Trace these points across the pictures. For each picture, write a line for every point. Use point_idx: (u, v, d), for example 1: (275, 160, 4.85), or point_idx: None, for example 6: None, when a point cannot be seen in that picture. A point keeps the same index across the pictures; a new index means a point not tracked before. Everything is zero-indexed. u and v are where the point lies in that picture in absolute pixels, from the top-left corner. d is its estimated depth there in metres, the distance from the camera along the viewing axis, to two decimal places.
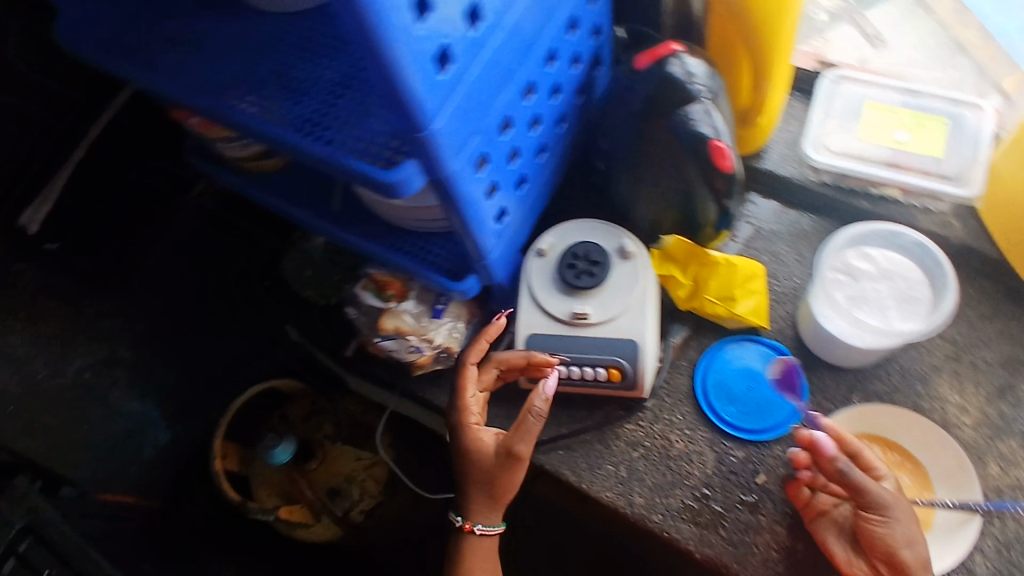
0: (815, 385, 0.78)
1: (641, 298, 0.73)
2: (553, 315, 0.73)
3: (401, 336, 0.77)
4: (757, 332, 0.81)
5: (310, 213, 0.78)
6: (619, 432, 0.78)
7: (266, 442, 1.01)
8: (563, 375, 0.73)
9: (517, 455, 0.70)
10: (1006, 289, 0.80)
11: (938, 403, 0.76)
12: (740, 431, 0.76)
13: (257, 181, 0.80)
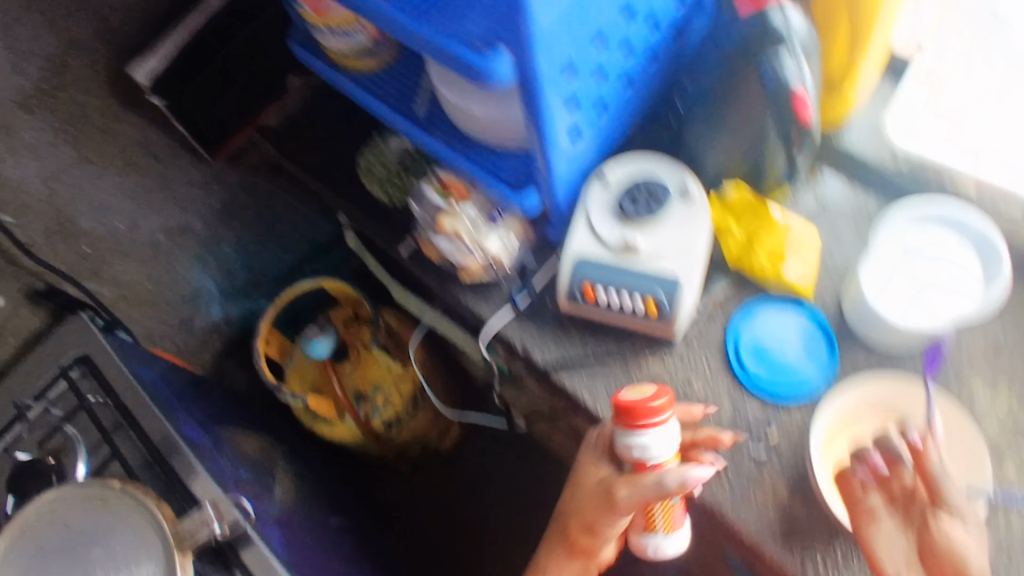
0: (847, 361, 0.79)
1: (693, 239, 0.75)
2: (602, 240, 0.76)
3: (456, 237, 0.81)
4: (800, 299, 0.82)
5: (393, 112, 0.88)
6: (643, 368, 0.82)
7: (311, 337, 1.26)
8: (603, 300, 0.76)
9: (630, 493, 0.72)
10: None
11: (969, 399, 0.75)
12: (758, 388, 0.78)
13: (354, 79, 0.89)
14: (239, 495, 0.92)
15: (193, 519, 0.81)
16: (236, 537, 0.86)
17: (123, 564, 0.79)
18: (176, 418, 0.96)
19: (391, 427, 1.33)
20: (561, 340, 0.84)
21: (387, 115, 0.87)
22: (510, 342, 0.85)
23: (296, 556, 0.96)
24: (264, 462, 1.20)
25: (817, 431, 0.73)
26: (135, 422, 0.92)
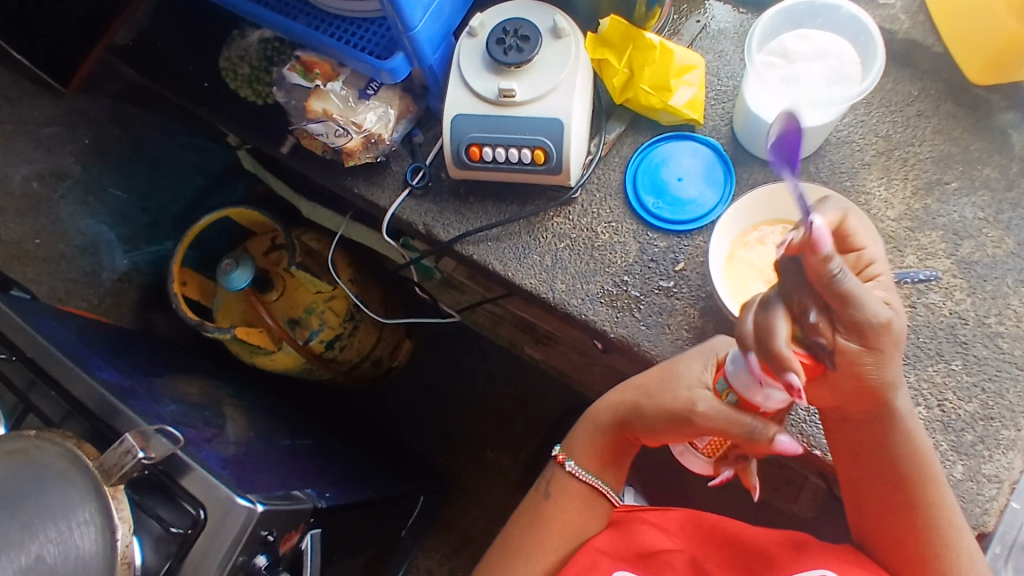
0: (743, 179, 0.79)
1: (569, 77, 0.72)
2: (479, 94, 0.73)
3: (328, 118, 0.77)
4: (691, 129, 0.81)
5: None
6: (548, 225, 0.80)
7: (225, 266, 1.14)
8: (490, 157, 0.74)
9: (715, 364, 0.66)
10: (946, 88, 0.79)
11: (864, 197, 0.76)
12: (660, 222, 0.78)
13: None
14: (161, 423, 0.83)
15: (114, 451, 0.74)
16: (171, 465, 0.79)
17: (56, 513, 0.72)
18: (84, 362, 0.86)
19: (330, 352, 1.26)
20: (463, 213, 0.81)
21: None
22: (410, 224, 0.82)
23: (248, 466, 0.91)
24: (212, 401, 1.08)
25: (713, 251, 0.73)
26: (43, 373, 0.84)
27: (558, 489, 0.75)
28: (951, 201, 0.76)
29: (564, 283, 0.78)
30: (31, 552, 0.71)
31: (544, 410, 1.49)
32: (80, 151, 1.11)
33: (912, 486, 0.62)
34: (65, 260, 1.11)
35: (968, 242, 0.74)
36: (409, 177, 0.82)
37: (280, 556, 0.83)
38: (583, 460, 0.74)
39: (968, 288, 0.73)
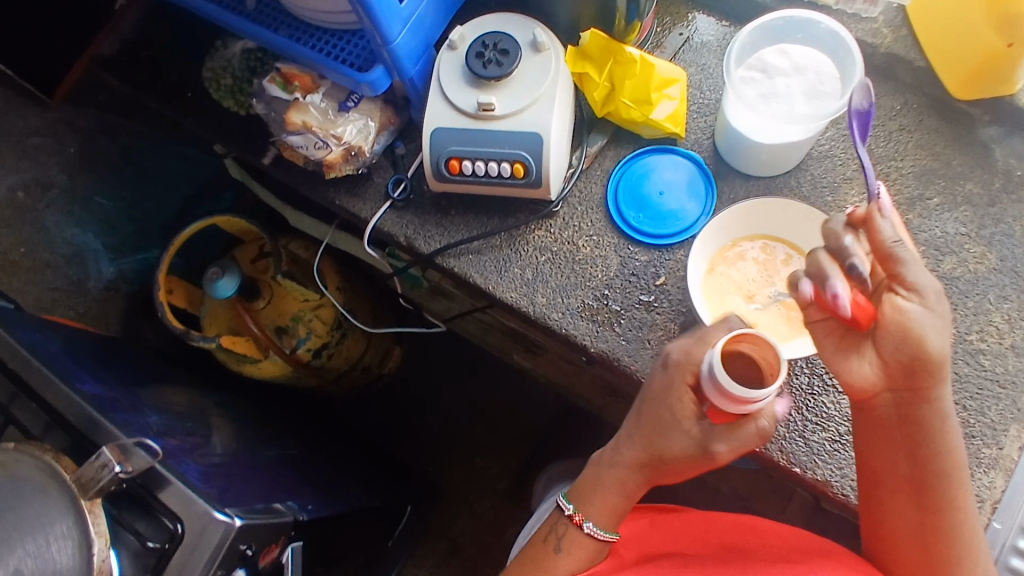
0: (725, 193, 0.78)
1: (549, 91, 0.72)
2: (458, 107, 0.73)
3: (308, 130, 0.77)
4: (673, 142, 0.81)
5: (215, 5, 0.79)
6: (530, 238, 0.80)
7: (211, 275, 1.13)
8: (469, 171, 0.74)
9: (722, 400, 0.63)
10: (929, 103, 0.79)
11: (846, 212, 0.76)
12: (641, 236, 0.78)
13: None
14: (141, 436, 0.81)
15: (91, 465, 0.72)
16: (150, 479, 0.77)
17: (33, 526, 0.70)
18: (65, 373, 0.86)
19: (318, 361, 1.25)
20: (444, 226, 0.81)
21: (209, 10, 0.79)
22: (392, 237, 0.82)
23: (232, 478, 0.89)
24: (199, 411, 1.07)
25: (691, 267, 0.72)
26: (23, 384, 0.83)
27: (571, 544, 0.69)
28: (933, 216, 0.75)
29: (544, 297, 0.77)
30: (9, 567, 0.68)
31: (533, 417, 1.49)
32: (65, 160, 1.12)
33: (946, 493, 0.59)
34: (51, 269, 1.10)
35: (949, 258, 0.74)
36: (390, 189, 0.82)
37: (260, 570, 0.82)
38: (598, 516, 0.69)
39: (950, 304, 0.73)
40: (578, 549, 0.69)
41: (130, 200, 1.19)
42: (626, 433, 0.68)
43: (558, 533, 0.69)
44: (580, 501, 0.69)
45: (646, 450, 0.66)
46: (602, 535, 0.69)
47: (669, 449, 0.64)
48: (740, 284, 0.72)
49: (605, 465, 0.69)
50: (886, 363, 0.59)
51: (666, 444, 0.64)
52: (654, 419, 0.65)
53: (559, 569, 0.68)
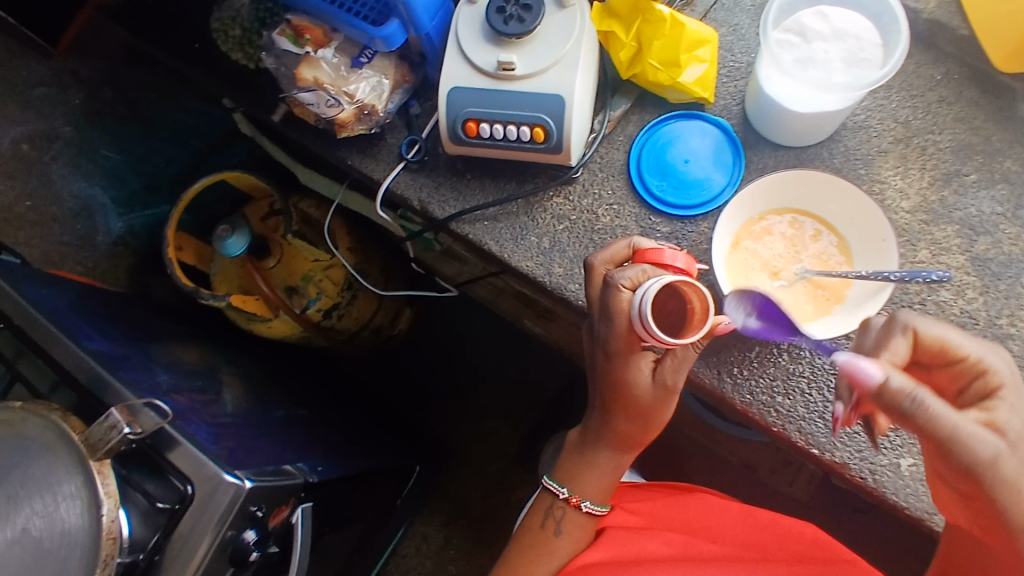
0: (753, 163, 0.75)
1: (573, 51, 0.68)
2: (477, 67, 0.69)
3: (319, 87, 0.73)
4: (700, 108, 0.77)
5: None
6: (547, 205, 0.77)
7: (220, 233, 1.11)
8: (486, 134, 0.71)
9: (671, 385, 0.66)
10: (971, 73, 0.74)
11: (879, 186, 0.72)
12: (664, 206, 0.75)
13: None
14: (150, 396, 0.81)
15: (101, 425, 0.71)
16: (160, 440, 0.77)
17: (41, 485, 0.70)
18: (73, 330, 0.84)
19: (328, 322, 1.24)
20: (459, 191, 0.78)
21: None
22: (405, 200, 0.79)
23: (241, 439, 0.89)
24: (210, 368, 1.06)
25: (717, 240, 0.68)
26: (31, 340, 0.82)
27: (570, 526, 0.73)
28: (969, 194, 0.72)
29: (562, 268, 0.75)
30: (18, 525, 0.69)
31: (541, 383, 1.48)
32: (71, 112, 1.12)
33: None
34: (57, 223, 1.11)
35: (983, 239, 0.71)
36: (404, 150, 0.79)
37: (269, 531, 0.81)
38: (595, 494, 0.73)
39: (981, 287, 0.70)
40: (578, 530, 0.73)
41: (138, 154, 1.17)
42: (599, 401, 0.71)
43: (555, 517, 0.73)
44: (572, 483, 0.74)
45: (623, 413, 0.69)
46: (599, 510, 0.74)
47: (637, 402, 0.67)
48: (766, 260, 0.70)
49: (594, 443, 0.72)
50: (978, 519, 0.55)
51: (633, 397, 0.67)
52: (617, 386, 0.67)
53: (563, 549, 0.72)
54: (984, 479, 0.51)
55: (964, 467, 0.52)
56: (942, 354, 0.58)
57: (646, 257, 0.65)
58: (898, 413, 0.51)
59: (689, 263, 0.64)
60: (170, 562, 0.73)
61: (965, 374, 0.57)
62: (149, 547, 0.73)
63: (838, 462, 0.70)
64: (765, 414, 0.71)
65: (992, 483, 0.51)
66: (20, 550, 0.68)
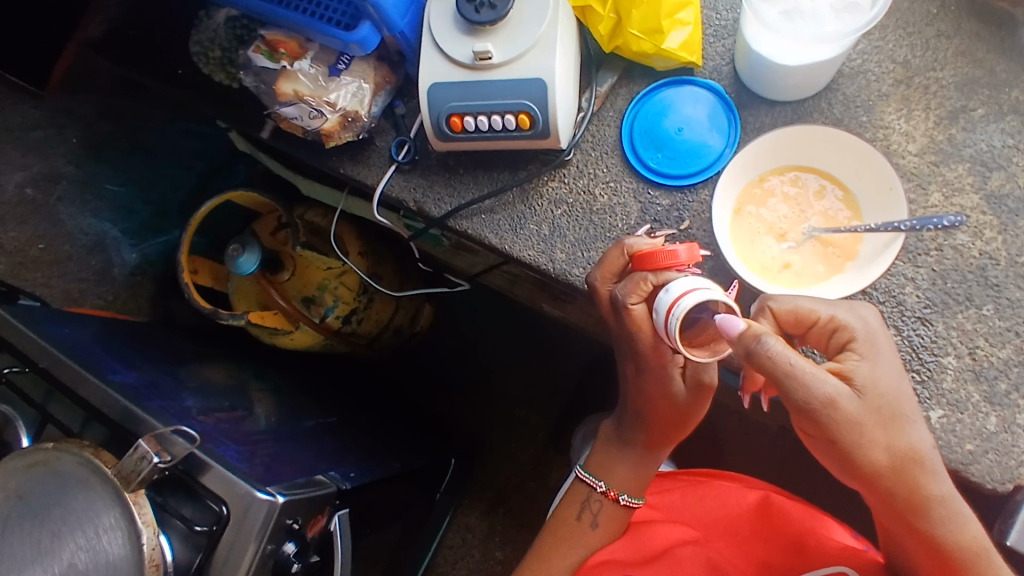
0: (750, 124, 0.73)
1: (549, 31, 0.66)
2: (453, 59, 0.68)
3: (300, 100, 0.73)
4: (689, 72, 0.75)
5: None
6: (543, 191, 0.76)
7: (231, 253, 1.12)
8: (472, 127, 0.69)
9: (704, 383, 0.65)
10: (968, 3, 0.71)
11: (883, 131, 0.70)
12: (661, 178, 0.73)
13: None
14: (177, 423, 0.82)
15: (130, 457, 0.72)
16: (191, 464, 0.77)
17: (82, 520, 0.71)
18: (96, 365, 0.86)
19: (349, 328, 1.25)
20: (453, 186, 0.77)
21: None
22: (401, 202, 0.79)
23: (273, 453, 0.90)
24: (237, 386, 1.08)
25: (719, 208, 0.66)
26: (56, 381, 0.83)
27: (607, 519, 0.73)
28: (978, 129, 0.69)
29: (564, 253, 0.74)
30: (64, 560, 0.70)
31: (566, 365, 1.47)
32: (71, 150, 1.14)
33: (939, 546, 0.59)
34: (72, 260, 1.13)
35: (997, 174, 0.68)
36: (394, 153, 0.78)
37: (308, 541, 0.82)
38: (631, 487, 0.73)
39: (999, 225, 0.67)
40: (612, 521, 0.73)
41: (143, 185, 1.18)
42: (634, 403, 0.71)
43: (592, 510, 0.73)
44: (608, 477, 0.73)
45: (660, 414, 0.69)
46: (636, 503, 0.73)
47: (676, 404, 0.67)
48: (772, 223, 0.67)
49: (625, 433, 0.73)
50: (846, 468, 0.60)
51: (669, 399, 0.67)
52: (654, 390, 0.67)
53: (596, 537, 0.72)
54: (829, 418, 0.56)
55: (811, 414, 0.56)
56: (799, 321, 0.60)
57: (645, 263, 0.61)
58: (750, 360, 0.55)
59: (691, 253, 0.59)
60: None
61: (823, 333, 0.61)
62: (192, 569, 0.75)
63: None
64: None
65: (837, 423, 0.56)
66: None
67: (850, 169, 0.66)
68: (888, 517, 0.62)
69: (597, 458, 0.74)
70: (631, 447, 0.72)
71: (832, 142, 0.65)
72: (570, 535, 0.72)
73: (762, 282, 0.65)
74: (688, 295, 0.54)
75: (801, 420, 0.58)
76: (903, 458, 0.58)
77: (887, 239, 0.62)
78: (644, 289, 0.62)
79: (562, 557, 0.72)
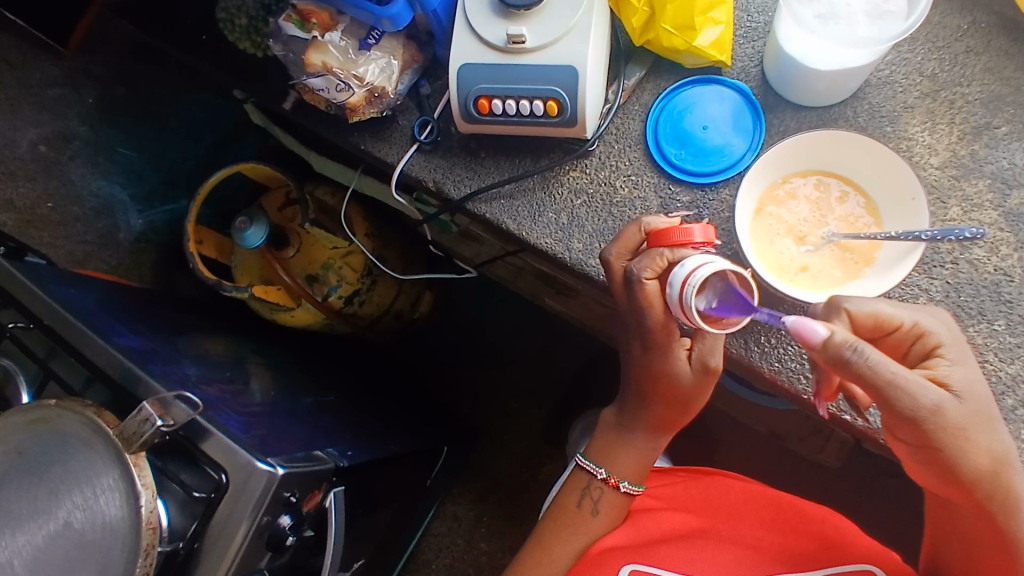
0: (774, 126, 0.73)
1: (583, 19, 0.66)
2: (486, 42, 0.68)
3: (328, 71, 0.72)
4: (717, 72, 0.75)
5: None
6: (564, 180, 0.76)
7: (238, 225, 1.11)
8: (499, 111, 0.69)
9: (711, 366, 0.65)
10: (998, 21, 0.71)
11: (906, 143, 0.70)
12: (683, 174, 0.73)
13: None
14: (180, 389, 0.81)
15: (133, 419, 0.71)
16: (193, 431, 0.77)
17: (81, 479, 0.70)
18: (101, 327, 0.85)
19: (350, 309, 1.24)
20: (474, 169, 0.77)
21: None
22: (420, 181, 0.79)
23: (271, 427, 0.89)
24: (237, 358, 1.07)
25: (742, 207, 0.67)
26: (60, 340, 0.83)
27: (607, 505, 0.73)
28: (1000, 147, 0.69)
29: (581, 243, 0.74)
30: (60, 519, 0.70)
31: (564, 360, 1.48)
32: (85, 111, 1.15)
33: None
34: (80, 222, 1.14)
35: (1017, 192, 0.68)
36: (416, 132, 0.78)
37: (304, 515, 0.81)
38: (631, 474, 0.73)
39: (1016, 242, 0.68)
40: (614, 509, 0.73)
41: (154, 151, 1.17)
42: (637, 386, 0.70)
43: (592, 496, 0.73)
44: (609, 463, 0.73)
45: (664, 399, 0.68)
46: (635, 491, 0.73)
47: (679, 388, 0.66)
48: (791, 226, 0.68)
49: (625, 420, 0.72)
50: (938, 476, 0.59)
51: (675, 383, 0.66)
52: (657, 371, 0.66)
53: (595, 528, 0.72)
54: (934, 426, 0.55)
55: (912, 423, 0.55)
56: (879, 327, 0.59)
57: (661, 240, 0.63)
58: (844, 369, 0.54)
59: (706, 233, 0.61)
60: (209, 551, 0.74)
61: (904, 340, 0.60)
62: (188, 536, 0.75)
63: (872, 429, 0.68)
64: (794, 381, 0.70)
65: (942, 430, 0.55)
66: (65, 543, 0.70)
67: (877, 177, 0.67)
68: (975, 524, 0.61)
69: (596, 447, 0.74)
70: (625, 433, 0.73)
71: (856, 148, 0.65)
72: (569, 523, 0.72)
73: (777, 282, 0.66)
74: (703, 267, 0.57)
75: (903, 428, 0.57)
76: (1002, 462, 0.57)
77: (906, 247, 0.63)
78: (660, 264, 0.62)
79: (562, 546, 0.72)
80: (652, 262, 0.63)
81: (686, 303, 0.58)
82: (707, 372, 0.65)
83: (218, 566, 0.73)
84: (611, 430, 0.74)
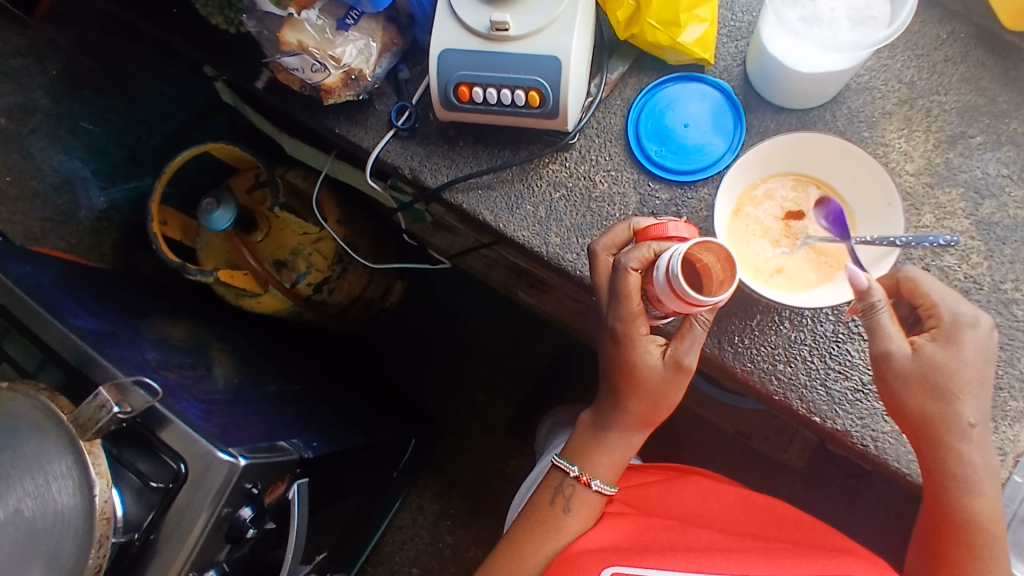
0: (754, 127, 0.73)
1: (568, 10, 0.65)
2: (469, 28, 0.67)
3: (303, 50, 0.70)
4: (700, 70, 0.75)
5: None
6: (543, 172, 0.75)
7: (204, 207, 1.07)
8: (480, 99, 0.68)
9: (686, 365, 0.66)
10: (977, 32, 0.72)
11: (883, 149, 0.71)
12: (663, 171, 0.72)
13: None
14: (139, 374, 0.78)
15: (89, 404, 0.67)
16: (150, 418, 0.74)
17: (33, 466, 0.67)
18: (58, 308, 0.81)
19: (319, 296, 1.21)
20: (452, 158, 0.76)
21: None
22: (395, 168, 0.77)
23: (233, 415, 0.87)
24: (199, 344, 1.03)
25: (720, 206, 0.67)
26: (14, 320, 0.79)
27: (579, 503, 0.72)
28: (974, 156, 0.70)
29: (559, 237, 0.73)
30: (10, 506, 0.67)
31: (535, 355, 1.47)
32: (47, 82, 1.06)
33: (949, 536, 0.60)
34: (37, 198, 1.07)
35: (988, 202, 0.70)
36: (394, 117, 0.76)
37: (265, 507, 0.79)
38: (606, 473, 0.72)
39: (986, 251, 0.69)
40: (586, 508, 0.72)
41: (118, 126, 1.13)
42: (608, 380, 0.70)
43: (564, 494, 0.72)
44: (583, 462, 0.72)
45: (631, 393, 0.68)
46: (608, 489, 0.72)
47: (647, 382, 0.67)
48: (766, 228, 0.68)
49: (606, 422, 0.71)
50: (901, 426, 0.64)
51: (644, 377, 0.66)
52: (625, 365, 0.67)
53: (572, 528, 0.71)
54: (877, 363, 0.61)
55: (914, 382, 0.60)
56: None
57: (648, 234, 0.64)
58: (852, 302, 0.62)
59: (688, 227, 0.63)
60: (166, 542, 0.71)
61: None
62: (144, 526, 0.72)
63: (839, 430, 0.69)
64: (767, 382, 0.70)
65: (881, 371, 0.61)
66: (14, 531, 0.67)
67: (854, 181, 0.67)
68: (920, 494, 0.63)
69: (576, 446, 0.74)
70: (603, 433, 0.72)
71: (834, 152, 0.66)
72: (539, 519, 0.71)
73: (752, 282, 0.66)
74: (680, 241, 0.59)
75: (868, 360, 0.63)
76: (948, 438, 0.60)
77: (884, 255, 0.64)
78: (647, 256, 0.63)
79: (536, 544, 0.70)
80: (642, 253, 0.63)
81: (671, 273, 0.58)
82: (681, 371, 0.66)
83: (175, 556, 0.71)
84: (589, 431, 0.73)
